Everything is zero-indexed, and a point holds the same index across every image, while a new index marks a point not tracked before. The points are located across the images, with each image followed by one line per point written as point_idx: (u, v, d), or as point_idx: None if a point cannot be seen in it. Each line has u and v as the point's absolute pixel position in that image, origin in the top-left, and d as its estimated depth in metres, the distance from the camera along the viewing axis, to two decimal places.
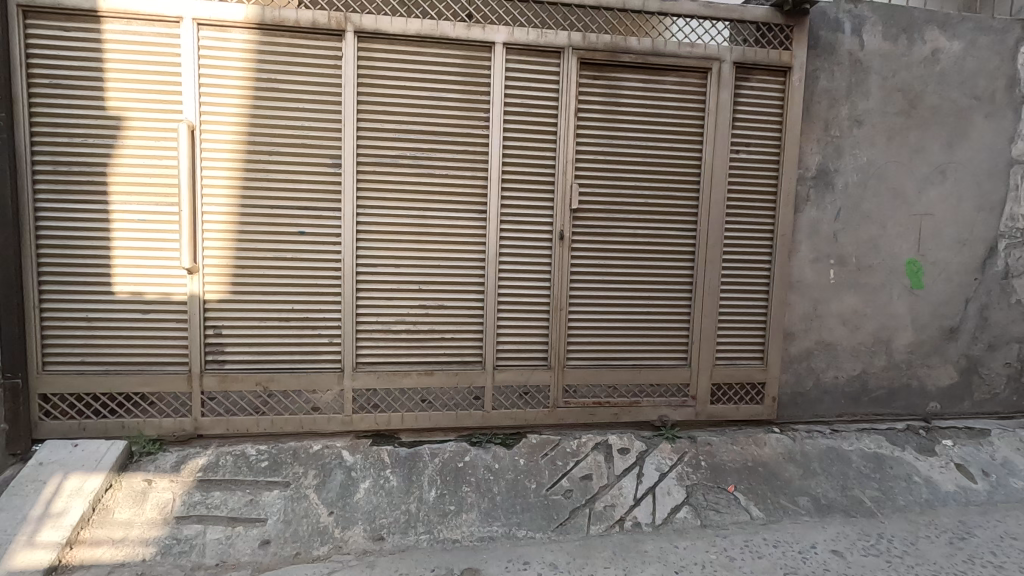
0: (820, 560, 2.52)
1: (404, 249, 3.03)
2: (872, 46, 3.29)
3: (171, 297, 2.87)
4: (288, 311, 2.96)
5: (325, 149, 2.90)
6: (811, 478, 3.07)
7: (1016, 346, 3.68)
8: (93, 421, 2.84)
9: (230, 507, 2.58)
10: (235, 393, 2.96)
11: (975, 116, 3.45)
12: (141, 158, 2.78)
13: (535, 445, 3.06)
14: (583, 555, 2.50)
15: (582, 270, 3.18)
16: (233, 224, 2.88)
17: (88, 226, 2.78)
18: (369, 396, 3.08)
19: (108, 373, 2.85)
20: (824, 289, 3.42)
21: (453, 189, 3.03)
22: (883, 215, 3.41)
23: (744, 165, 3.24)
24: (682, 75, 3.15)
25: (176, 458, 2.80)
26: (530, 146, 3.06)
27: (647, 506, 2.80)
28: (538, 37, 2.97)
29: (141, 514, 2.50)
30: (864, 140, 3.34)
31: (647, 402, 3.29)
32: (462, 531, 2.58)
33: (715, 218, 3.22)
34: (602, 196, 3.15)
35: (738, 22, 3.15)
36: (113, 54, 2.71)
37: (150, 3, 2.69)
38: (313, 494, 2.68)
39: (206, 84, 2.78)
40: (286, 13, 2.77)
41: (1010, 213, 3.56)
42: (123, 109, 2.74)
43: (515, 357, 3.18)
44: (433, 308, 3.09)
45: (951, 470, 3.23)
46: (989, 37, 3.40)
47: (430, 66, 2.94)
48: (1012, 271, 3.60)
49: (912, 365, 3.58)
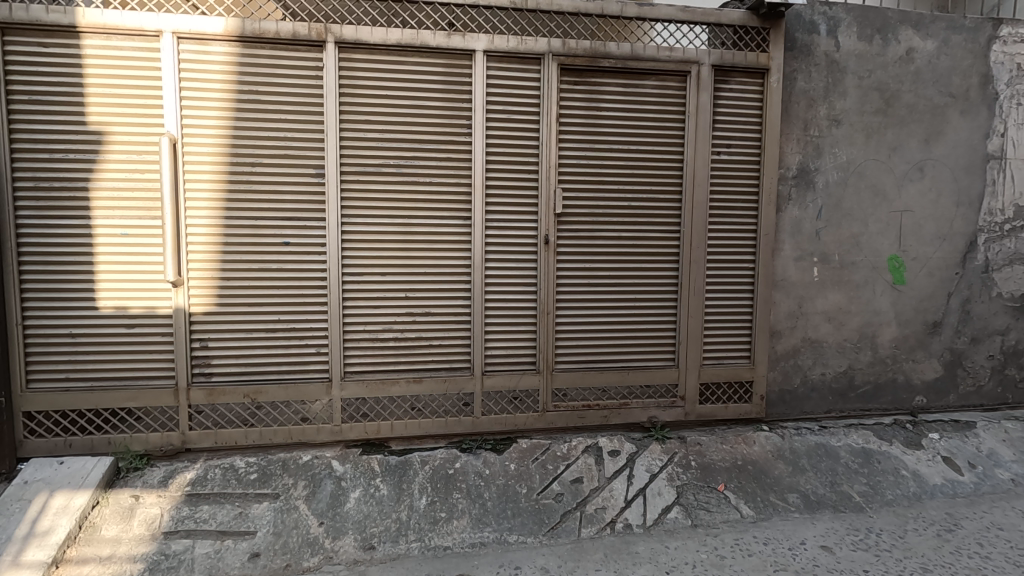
0: (810, 556, 2.53)
1: (389, 258, 3.03)
2: (847, 46, 3.34)
3: (156, 311, 2.86)
4: (275, 321, 2.96)
5: (309, 159, 2.91)
6: (800, 474, 3.09)
7: (999, 338, 3.73)
8: (79, 438, 2.81)
9: (220, 521, 2.55)
10: (222, 405, 2.94)
11: (950, 113, 3.51)
12: (123, 173, 2.77)
13: (526, 450, 3.07)
14: (574, 558, 2.49)
15: (568, 274, 3.20)
16: (217, 236, 2.87)
17: (71, 242, 2.77)
18: (358, 404, 3.06)
19: (93, 389, 2.83)
20: (809, 287, 3.45)
21: (438, 196, 3.04)
22: (865, 213, 3.46)
23: (726, 166, 3.28)
24: (662, 78, 3.18)
25: (164, 473, 2.78)
26: (512, 152, 3.08)
27: (637, 508, 2.81)
28: (518, 44, 3.00)
29: (129, 530, 2.48)
30: (843, 139, 3.39)
31: (637, 403, 3.30)
32: (454, 538, 2.57)
33: (699, 220, 3.25)
34: (586, 199, 3.17)
35: (716, 25, 3.20)
36: (93, 68, 2.71)
37: (130, 18, 2.69)
38: (303, 505, 2.66)
39: (189, 97, 2.78)
40: (266, 25, 2.78)
41: (989, 207, 3.62)
42: (105, 123, 2.74)
43: (503, 362, 3.19)
44: (421, 315, 3.09)
45: (938, 463, 3.26)
46: (962, 36, 3.46)
47: (412, 75, 2.96)
48: (992, 265, 3.66)
49: (897, 359, 3.62)
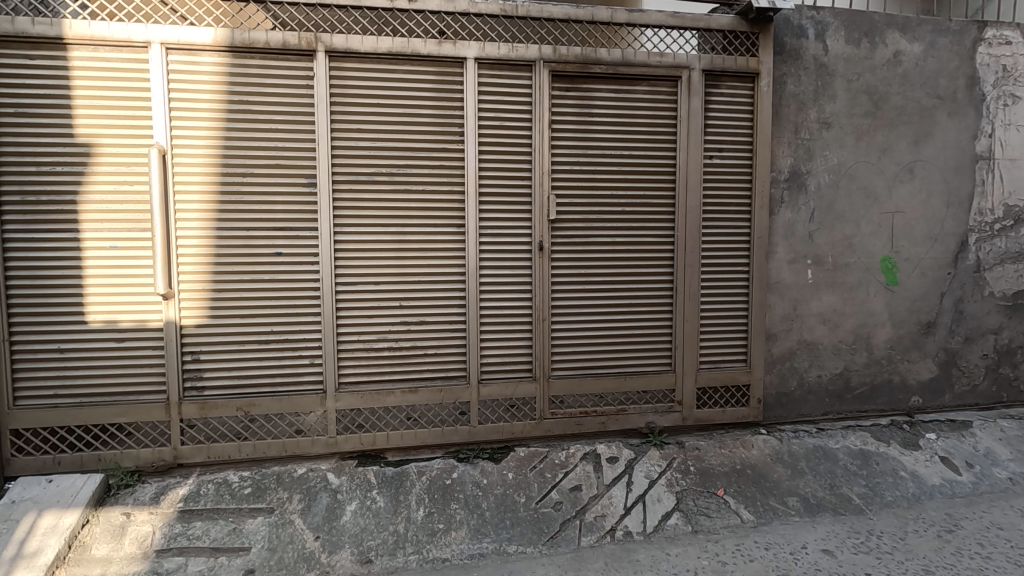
0: (812, 560, 2.52)
1: (381, 266, 3.01)
2: (836, 50, 3.37)
3: (147, 324, 2.82)
4: (268, 332, 2.93)
5: (300, 168, 2.89)
6: (800, 477, 3.08)
7: (993, 337, 3.75)
8: (69, 455, 2.77)
9: (213, 538, 2.50)
10: (215, 419, 2.89)
11: (938, 115, 3.54)
12: (112, 186, 2.74)
13: (524, 458, 3.05)
14: (574, 568, 2.46)
15: (562, 280, 3.19)
16: (209, 248, 2.84)
17: (59, 257, 2.72)
18: (353, 416, 3.03)
19: (83, 406, 2.78)
20: (803, 289, 3.46)
21: (431, 204, 3.03)
22: (857, 214, 3.48)
23: (719, 170, 3.28)
24: (653, 84, 3.20)
25: (155, 490, 2.72)
26: (505, 158, 3.08)
27: (637, 514, 2.79)
28: (510, 51, 3.00)
29: (119, 549, 2.42)
30: (834, 141, 3.41)
31: (634, 409, 3.28)
32: (452, 550, 2.54)
33: (692, 225, 3.25)
34: (579, 204, 3.17)
35: (705, 31, 3.22)
36: (80, 80, 2.68)
37: (117, 30, 2.66)
38: (298, 519, 2.62)
39: (178, 109, 2.76)
40: (256, 34, 2.77)
41: (978, 207, 3.65)
42: (94, 135, 2.71)
43: (499, 370, 3.16)
44: (415, 324, 3.07)
45: (936, 463, 3.26)
46: (948, 39, 3.50)
47: (404, 83, 2.95)
48: (984, 264, 3.68)
49: (892, 360, 3.63)
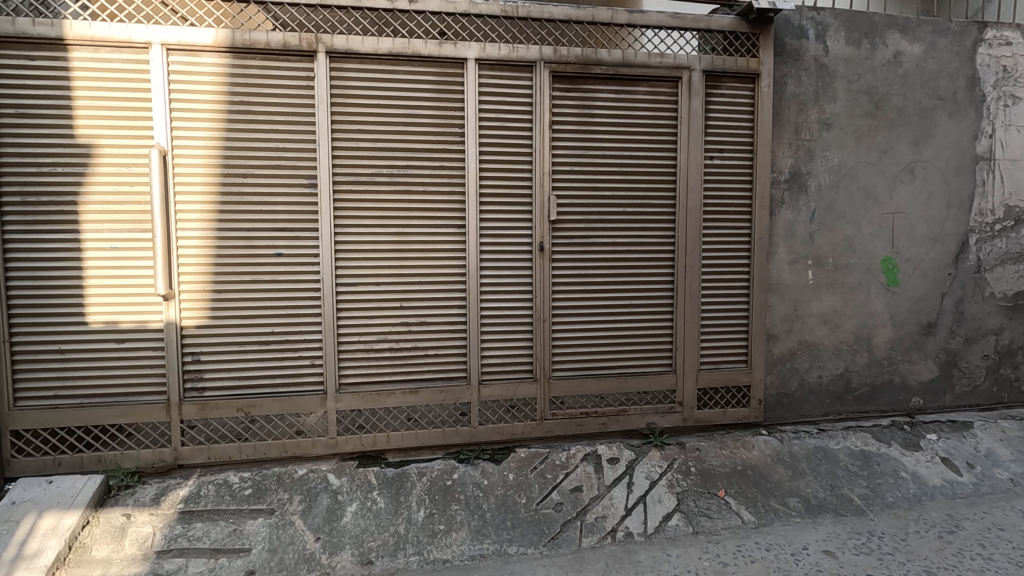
0: (813, 561, 2.51)
1: (382, 266, 3.01)
2: (836, 50, 3.37)
3: (147, 325, 2.82)
4: (268, 333, 2.92)
5: (300, 169, 2.89)
6: (800, 478, 3.08)
7: (993, 337, 3.74)
8: (69, 456, 2.77)
9: (213, 539, 2.50)
10: (215, 419, 2.89)
11: (938, 115, 3.54)
12: (112, 186, 2.74)
13: (524, 459, 3.04)
14: (575, 569, 2.46)
15: (563, 281, 3.18)
16: (209, 248, 2.84)
17: (59, 258, 2.72)
18: (353, 417, 3.03)
19: (83, 407, 2.77)
20: (804, 289, 3.46)
21: (431, 205, 3.03)
22: (857, 215, 3.48)
23: (719, 171, 3.28)
24: (653, 85, 3.20)
25: (155, 491, 2.72)
26: (506, 158, 3.08)
27: (638, 515, 2.79)
28: (510, 52, 3.00)
29: (119, 550, 2.42)
30: (834, 142, 3.41)
31: (635, 410, 3.28)
32: (453, 551, 2.53)
33: (693, 225, 3.25)
34: (580, 205, 3.17)
35: (705, 32, 3.22)
36: (80, 81, 2.68)
37: (117, 31, 2.66)
38: (299, 520, 2.61)
39: (179, 110, 2.76)
40: (257, 35, 2.77)
41: (978, 208, 3.65)
42: (94, 136, 2.71)
43: (499, 370, 3.16)
44: (416, 324, 3.07)
45: (937, 464, 3.26)
46: (948, 39, 3.50)
47: (404, 84, 2.96)
48: (984, 265, 3.68)
49: (892, 361, 3.63)
